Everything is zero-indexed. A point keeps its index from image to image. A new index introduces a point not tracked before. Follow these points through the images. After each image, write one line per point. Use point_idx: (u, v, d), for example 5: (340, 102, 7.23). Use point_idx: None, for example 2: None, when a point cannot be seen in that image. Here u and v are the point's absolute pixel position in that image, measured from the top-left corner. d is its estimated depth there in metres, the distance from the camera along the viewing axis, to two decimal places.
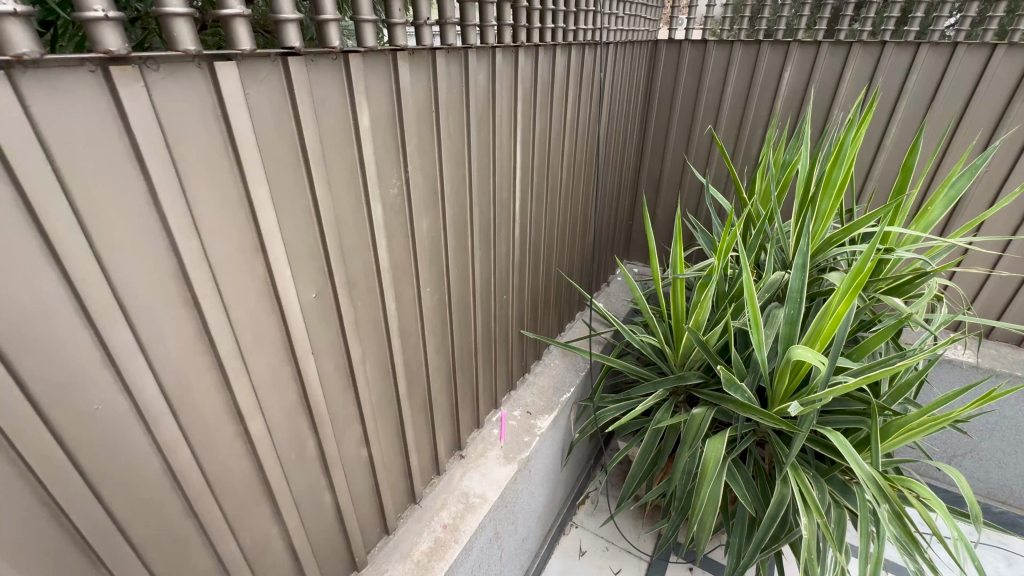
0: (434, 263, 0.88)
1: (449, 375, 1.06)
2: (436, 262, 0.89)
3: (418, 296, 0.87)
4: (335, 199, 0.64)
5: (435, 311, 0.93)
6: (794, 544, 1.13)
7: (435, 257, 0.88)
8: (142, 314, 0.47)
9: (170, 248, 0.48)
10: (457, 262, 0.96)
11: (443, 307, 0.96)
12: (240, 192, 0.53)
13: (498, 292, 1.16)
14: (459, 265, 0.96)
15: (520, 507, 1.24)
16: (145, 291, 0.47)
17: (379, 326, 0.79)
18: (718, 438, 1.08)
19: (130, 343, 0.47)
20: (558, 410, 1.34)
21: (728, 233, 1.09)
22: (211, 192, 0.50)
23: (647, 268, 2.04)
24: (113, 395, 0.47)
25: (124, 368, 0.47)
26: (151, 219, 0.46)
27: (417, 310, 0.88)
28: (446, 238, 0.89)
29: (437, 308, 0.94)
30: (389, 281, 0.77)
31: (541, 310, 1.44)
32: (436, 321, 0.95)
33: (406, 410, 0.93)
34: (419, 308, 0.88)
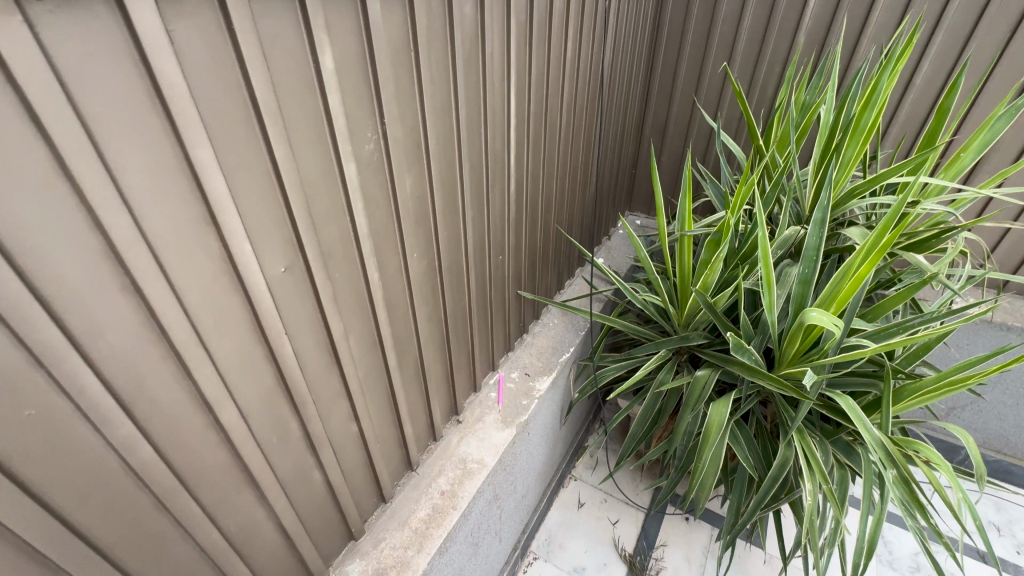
0: (420, 226, 0.80)
1: (442, 342, 1.01)
2: (423, 225, 0.81)
3: (404, 263, 0.79)
4: (299, 159, 0.55)
5: (424, 277, 0.87)
6: (794, 502, 1.13)
7: (422, 219, 0.80)
8: (71, 305, 0.40)
9: (95, 226, 0.40)
10: (447, 224, 0.88)
11: (433, 273, 0.89)
12: (178, 154, 0.44)
13: (493, 253, 1.08)
14: (448, 227, 0.88)
15: (519, 468, 1.23)
16: (69, 278, 0.40)
17: (363, 298, 0.73)
18: (722, 402, 1.05)
19: (60, 339, 0.40)
20: (557, 371, 1.31)
21: (743, 186, 1.00)
22: (139, 156, 0.42)
23: (650, 220, 1.95)
24: (49, 397, 0.41)
25: (55, 368, 0.40)
26: (63, 192, 0.38)
27: (404, 278, 0.81)
28: (434, 197, 0.81)
29: (426, 274, 0.87)
30: (369, 249, 0.70)
31: (540, 268, 1.37)
32: (425, 288, 0.88)
33: (397, 382, 0.88)
34: (406, 275, 0.81)
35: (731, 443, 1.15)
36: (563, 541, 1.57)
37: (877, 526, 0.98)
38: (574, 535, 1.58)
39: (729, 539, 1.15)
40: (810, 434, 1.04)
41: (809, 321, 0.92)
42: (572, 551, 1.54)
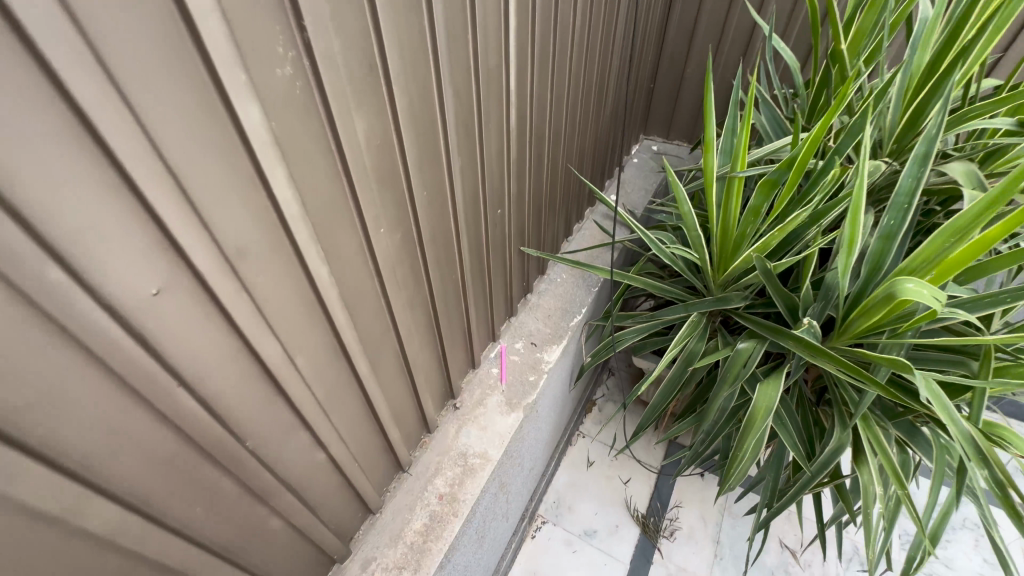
0: (387, 189, 0.56)
1: (431, 326, 0.81)
2: (392, 187, 0.57)
3: (367, 245, 0.56)
4: (146, 106, 0.31)
5: (400, 256, 0.64)
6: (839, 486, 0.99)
7: (389, 178, 0.56)
8: None
9: None
10: (427, 180, 0.63)
11: (412, 248, 0.66)
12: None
13: (490, 208, 0.84)
14: (429, 184, 0.64)
15: (528, 450, 1.08)
16: None
17: (308, 305, 0.51)
18: (771, 383, 0.89)
19: None
20: (568, 338, 1.12)
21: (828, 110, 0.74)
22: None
23: (668, 146, 1.67)
24: None
25: None
26: None
27: (370, 263, 0.58)
28: (404, 145, 0.56)
29: (402, 251, 0.64)
30: (309, 235, 0.47)
31: (547, 215, 1.13)
32: (403, 268, 0.66)
33: (375, 388, 0.69)
34: (372, 259, 0.58)
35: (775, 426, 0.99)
36: (572, 503, 1.48)
37: (943, 519, 0.84)
38: (584, 496, 1.50)
39: (762, 521, 1.03)
40: (877, 420, 0.87)
41: (904, 295, 0.71)
42: (582, 514, 1.46)
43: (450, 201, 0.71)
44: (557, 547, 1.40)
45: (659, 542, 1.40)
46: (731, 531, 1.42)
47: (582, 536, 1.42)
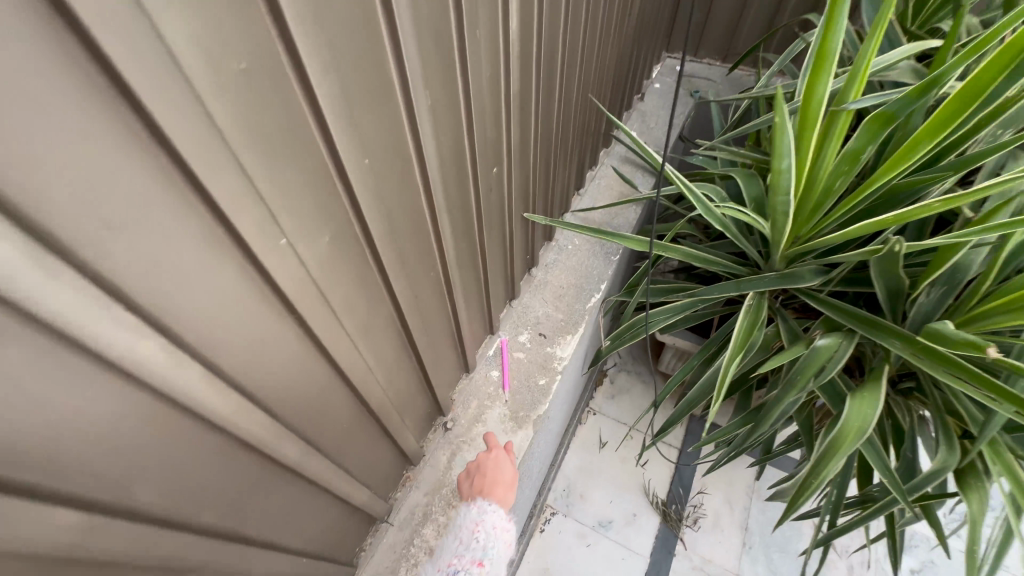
0: (291, 173, 0.30)
1: (406, 349, 0.56)
2: (299, 166, 0.30)
3: (264, 278, 0.31)
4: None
5: (339, 276, 0.38)
6: (929, 509, 0.78)
7: (291, 150, 0.29)
8: None
9: None
10: (375, 143, 0.36)
11: (362, 258, 0.40)
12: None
13: (484, 168, 0.57)
14: (380, 152, 0.37)
15: (540, 464, 0.88)
16: None
17: (141, 418, 0.26)
18: (867, 398, 0.66)
19: None
20: (586, 324, 0.89)
21: None
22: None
23: (696, 66, 1.35)
24: None
25: None
26: None
27: (275, 304, 0.33)
28: (317, 83, 0.28)
29: (342, 269, 0.38)
30: (89, 303, 0.21)
31: (557, 165, 0.85)
32: (349, 292, 0.40)
33: (319, 464, 0.46)
34: (280, 296, 0.32)
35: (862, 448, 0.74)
36: (584, 490, 1.33)
37: None
38: (597, 482, 1.34)
39: (822, 537, 0.86)
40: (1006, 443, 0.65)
41: None
42: (595, 502, 1.31)
43: (421, 171, 0.44)
44: (569, 542, 1.25)
45: (682, 531, 1.25)
46: (762, 516, 1.27)
47: (596, 528, 1.27)
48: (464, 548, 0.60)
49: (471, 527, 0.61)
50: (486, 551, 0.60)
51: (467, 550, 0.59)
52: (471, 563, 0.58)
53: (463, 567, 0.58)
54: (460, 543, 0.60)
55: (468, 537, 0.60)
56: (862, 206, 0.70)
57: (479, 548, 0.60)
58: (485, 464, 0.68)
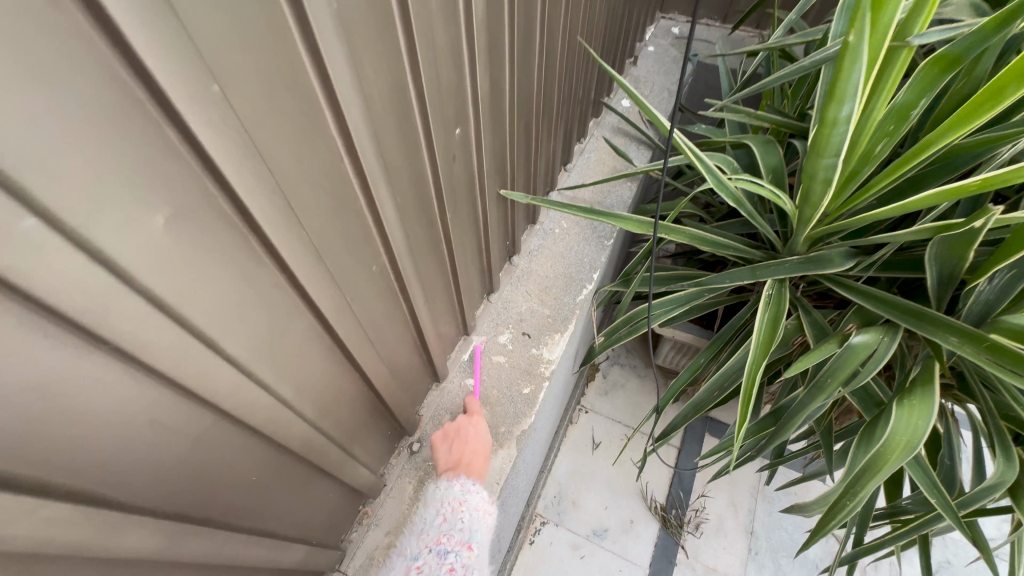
0: (32, 103, 0.16)
1: (346, 370, 0.43)
2: (51, 90, 0.16)
3: (6, 292, 0.17)
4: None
5: (201, 284, 0.25)
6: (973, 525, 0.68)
7: (16, 61, 0.15)
8: None
9: None
10: (244, 65, 0.22)
11: (243, 252, 0.27)
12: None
13: (442, 128, 0.43)
14: (252, 85, 0.23)
15: (526, 483, 0.76)
16: None
17: None
18: (917, 407, 0.55)
19: None
20: (576, 321, 0.76)
21: None
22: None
23: (693, 28, 1.22)
24: None
25: None
26: None
27: (54, 336, 0.19)
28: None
29: (204, 273, 0.25)
30: None
31: (539, 133, 0.72)
32: (225, 302, 0.27)
33: (209, 541, 0.33)
34: (65, 318, 0.19)
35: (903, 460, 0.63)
36: (577, 497, 1.22)
37: None
38: (591, 487, 1.23)
39: (847, 555, 0.75)
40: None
41: None
42: (589, 509, 1.20)
43: (336, 124, 0.30)
44: (562, 554, 1.14)
45: (684, 538, 1.15)
46: (768, 519, 1.18)
47: (591, 537, 1.17)
48: (449, 527, 0.55)
49: (456, 503, 0.56)
50: (473, 531, 0.56)
51: (453, 529, 0.55)
52: (460, 544, 0.55)
53: (453, 549, 0.54)
54: (444, 521, 0.55)
55: (452, 515, 0.56)
56: (911, 172, 0.57)
57: (467, 528, 0.55)
58: (465, 432, 0.62)
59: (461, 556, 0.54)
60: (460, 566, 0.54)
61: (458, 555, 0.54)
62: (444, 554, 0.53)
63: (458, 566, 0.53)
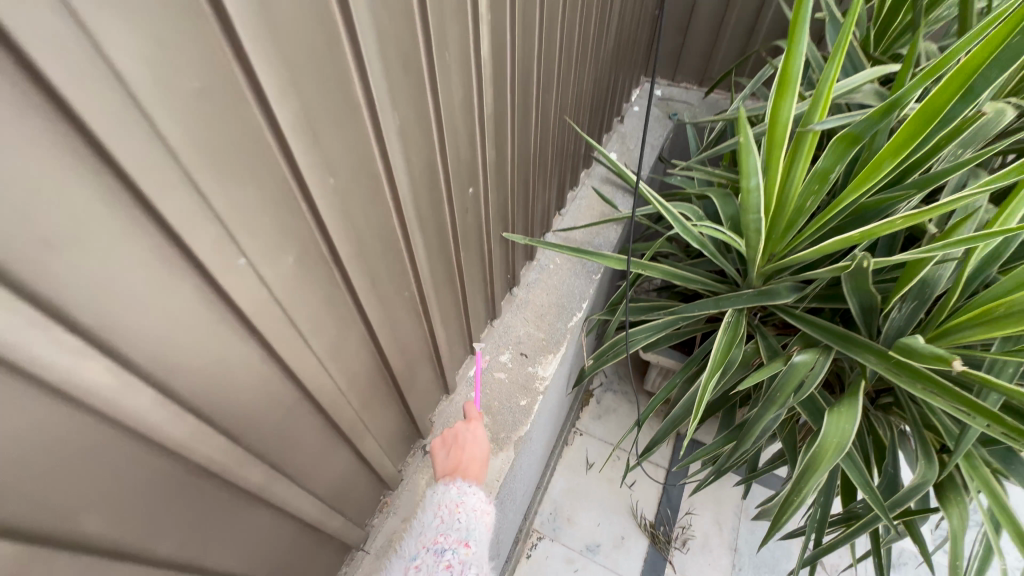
0: (249, 195, 0.29)
1: (380, 374, 0.55)
2: (258, 186, 0.30)
3: (218, 298, 0.30)
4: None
5: (304, 298, 0.38)
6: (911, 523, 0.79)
7: (247, 172, 0.29)
8: None
9: None
10: (340, 164, 0.36)
11: (328, 279, 0.40)
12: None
13: (459, 188, 0.57)
14: (345, 172, 0.37)
15: (523, 486, 0.86)
16: None
17: (100, 441, 0.26)
18: (844, 413, 0.67)
19: None
20: (567, 344, 0.89)
21: (989, 38, 0.46)
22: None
23: (675, 89, 1.38)
24: None
25: None
26: None
27: (234, 327, 0.32)
28: (275, 99, 0.28)
29: (307, 291, 0.38)
30: (38, 325, 0.21)
31: (535, 184, 0.86)
32: (314, 313, 0.39)
33: (285, 492, 0.44)
34: (241, 315, 0.32)
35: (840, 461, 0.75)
36: (572, 513, 1.30)
37: None
38: (585, 504, 1.31)
39: (808, 557, 0.85)
40: (980, 456, 0.66)
41: None
42: (582, 525, 1.28)
43: (390, 191, 0.44)
44: (557, 567, 1.22)
45: (671, 554, 1.23)
46: (751, 536, 1.26)
47: (584, 552, 1.24)
48: (447, 528, 0.61)
49: (454, 505, 0.63)
50: (470, 530, 0.62)
51: (451, 529, 0.61)
52: (457, 542, 0.61)
53: (450, 546, 0.60)
54: (442, 522, 0.62)
55: (450, 516, 0.62)
56: (834, 222, 0.70)
57: (463, 527, 0.62)
58: (462, 439, 0.70)
59: (458, 552, 0.60)
60: (457, 561, 0.59)
61: (456, 552, 0.60)
62: (441, 552, 0.59)
63: (455, 562, 0.59)
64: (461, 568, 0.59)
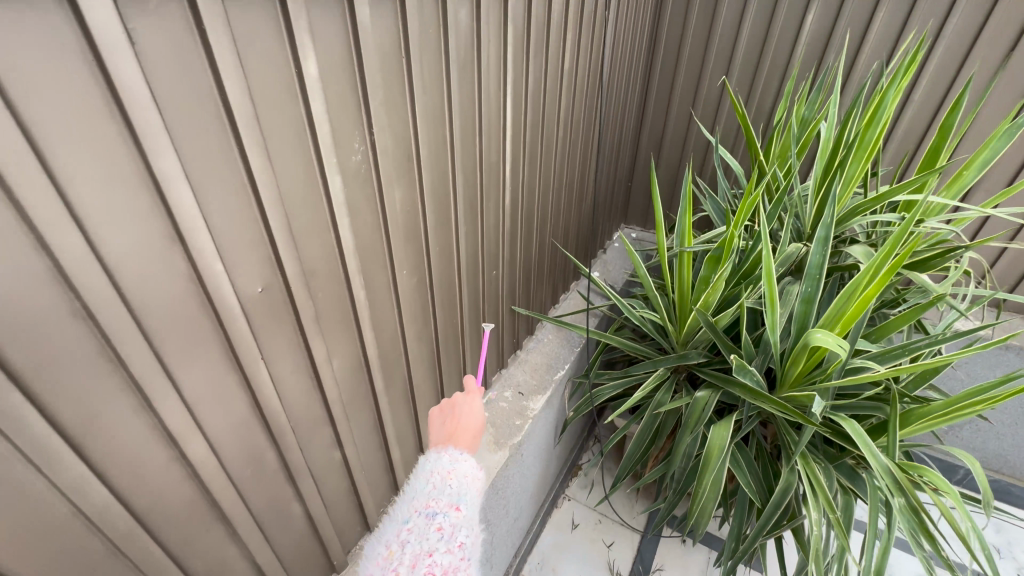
0: (407, 240, 0.75)
1: (433, 365, 0.95)
2: (411, 238, 0.76)
3: (389, 280, 0.74)
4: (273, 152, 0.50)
5: (413, 295, 0.82)
6: (797, 531, 1.09)
7: (409, 231, 0.75)
8: (35, 334, 0.37)
9: (80, 249, 0.38)
10: (439, 239, 0.84)
11: (423, 290, 0.84)
12: (126, 147, 0.38)
13: (487, 268, 1.04)
14: (438, 241, 0.84)
15: (514, 491, 1.17)
16: (26, 303, 0.36)
17: (346, 322, 0.68)
18: (724, 425, 1.02)
19: (30, 364, 0.37)
20: (552, 389, 1.27)
21: (745, 203, 0.96)
22: (73, 140, 0.35)
23: (646, 233, 1.93)
24: (42, 433, 0.39)
25: (30, 397, 0.38)
26: (52, 215, 0.35)
27: (390, 296, 0.76)
28: (424, 207, 0.77)
29: (415, 293, 0.82)
30: (353, 267, 0.65)
31: (534, 281, 1.33)
32: (415, 305, 0.83)
33: (383, 405, 0.83)
34: (394, 292, 0.76)
35: (732, 467, 1.13)
36: (557, 564, 1.51)
37: (882, 555, 0.93)
38: (569, 558, 1.53)
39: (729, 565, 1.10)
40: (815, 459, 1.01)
41: (815, 342, 0.88)
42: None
43: (455, 257, 0.91)
44: None
45: None
46: None
47: None
48: (439, 492, 0.64)
49: (446, 473, 0.65)
50: (461, 494, 0.64)
51: (443, 494, 0.63)
52: (448, 507, 0.62)
53: (441, 510, 0.62)
54: (434, 487, 0.64)
55: (442, 482, 0.64)
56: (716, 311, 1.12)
57: (455, 492, 0.64)
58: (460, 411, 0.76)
59: (449, 516, 0.61)
60: (448, 524, 0.61)
61: (447, 515, 0.62)
62: (432, 515, 0.61)
63: (446, 524, 0.61)
64: (452, 529, 0.60)
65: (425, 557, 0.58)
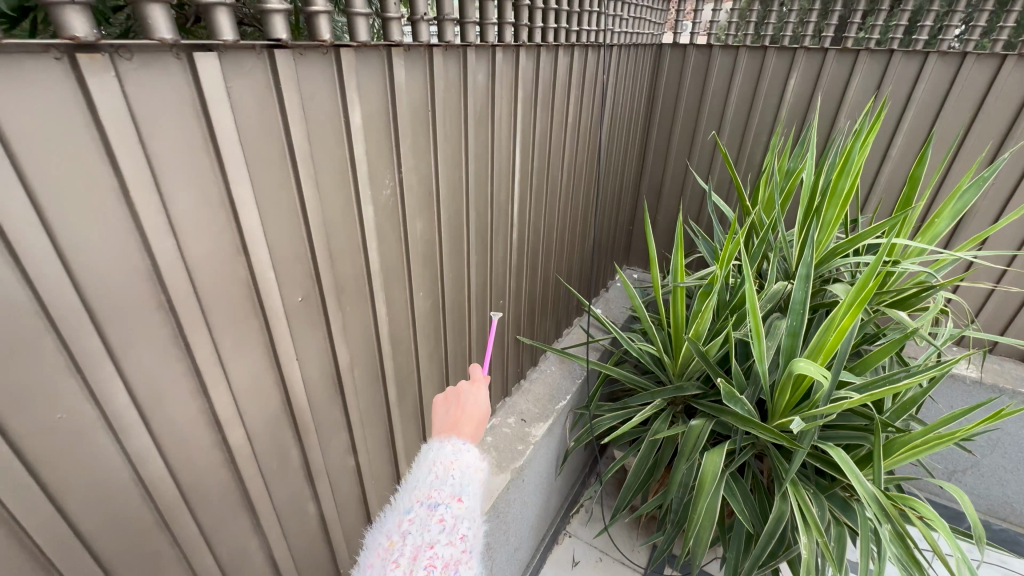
0: (425, 266, 0.85)
1: (442, 385, 1.03)
2: (428, 264, 0.86)
3: (408, 300, 0.83)
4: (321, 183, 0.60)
5: (427, 317, 0.90)
6: (793, 562, 1.11)
7: (427, 258, 0.85)
8: (129, 320, 0.46)
9: (170, 252, 0.47)
10: (452, 267, 0.93)
11: (437, 313, 0.93)
12: (214, 175, 0.49)
13: (495, 297, 1.13)
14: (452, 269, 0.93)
15: (514, 517, 1.20)
16: (128, 292, 0.45)
17: (368, 335, 0.77)
18: (716, 452, 1.07)
19: (122, 344, 0.46)
20: (554, 418, 1.32)
21: (730, 242, 1.05)
22: (179, 168, 0.46)
23: (647, 274, 2.02)
24: (122, 404, 0.47)
25: (119, 372, 0.46)
26: (155, 223, 0.45)
27: (408, 315, 0.85)
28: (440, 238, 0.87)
29: (429, 314, 0.91)
30: (378, 286, 0.75)
31: (539, 314, 1.41)
32: (429, 325, 0.92)
33: (395, 417, 0.89)
34: (411, 311, 0.85)
35: (727, 497, 1.16)
36: None
37: None
38: None
39: None
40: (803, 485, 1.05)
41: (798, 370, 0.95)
42: None
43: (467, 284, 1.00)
44: None
45: None
46: None
47: None
48: (441, 483, 0.67)
49: (448, 463, 0.68)
50: (462, 486, 0.67)
51: (445, 485, 0.66)
52: (450, 497, 0.66)
53: (443, 501, 0.65)
54: (437, 479, 0.67)
55: (444, 473, 0.67)
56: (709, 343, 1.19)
57: (457, 484, 0.67)
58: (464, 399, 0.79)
59: (451, 507, 0.65)
60: (450, 516, 0.64)
61: (448, 506, 0.65)
62: (435, 507, 0.65)
63: (448, 516, 0.64)
64: (453, 521, 0.64)
65: (426, 548, 0.62)
